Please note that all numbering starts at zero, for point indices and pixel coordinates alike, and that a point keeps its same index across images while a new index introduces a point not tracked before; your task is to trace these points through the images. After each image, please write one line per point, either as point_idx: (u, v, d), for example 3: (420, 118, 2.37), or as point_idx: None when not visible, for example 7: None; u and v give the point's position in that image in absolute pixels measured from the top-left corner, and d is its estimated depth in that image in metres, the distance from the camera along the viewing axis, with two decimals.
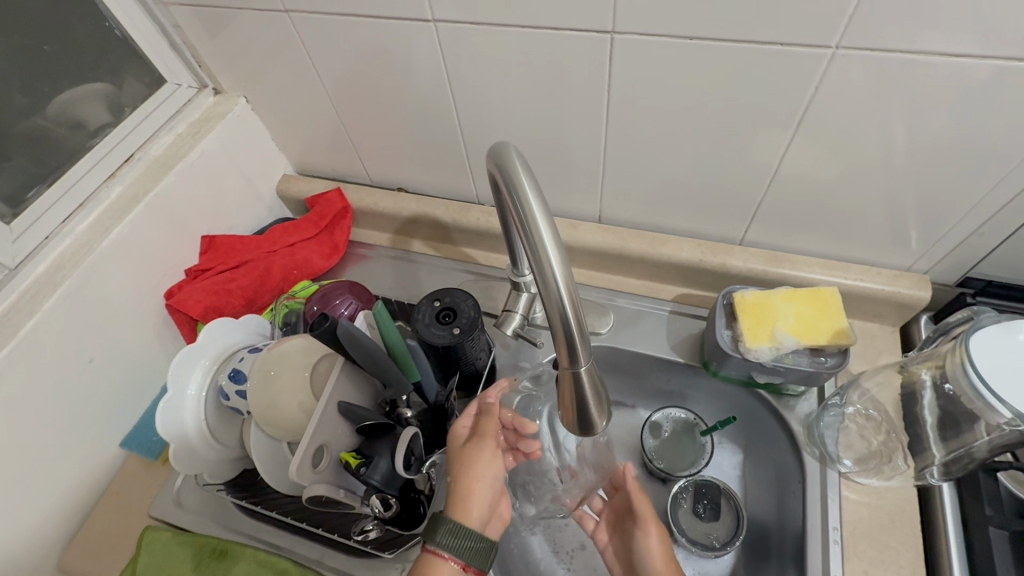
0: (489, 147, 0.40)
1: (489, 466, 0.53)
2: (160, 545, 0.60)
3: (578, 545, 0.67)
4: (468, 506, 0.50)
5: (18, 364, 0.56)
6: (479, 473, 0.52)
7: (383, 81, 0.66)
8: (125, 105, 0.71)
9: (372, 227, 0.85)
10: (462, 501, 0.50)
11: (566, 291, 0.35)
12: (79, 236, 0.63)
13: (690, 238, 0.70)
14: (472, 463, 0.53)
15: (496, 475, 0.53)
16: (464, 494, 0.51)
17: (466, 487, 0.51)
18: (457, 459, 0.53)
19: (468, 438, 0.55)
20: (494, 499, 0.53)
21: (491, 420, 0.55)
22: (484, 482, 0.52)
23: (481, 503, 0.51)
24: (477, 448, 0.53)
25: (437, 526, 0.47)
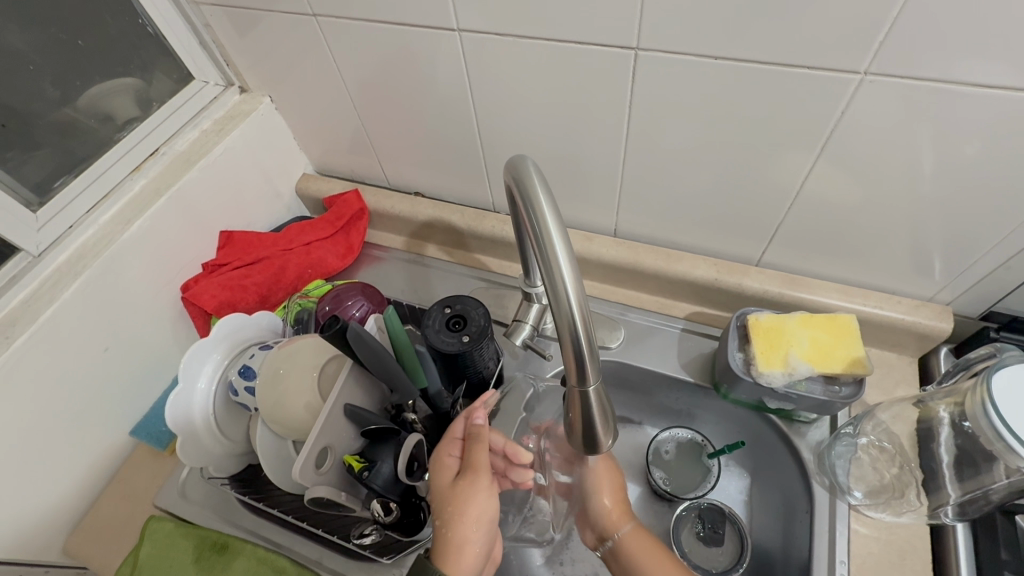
0: (507, 160, 0.40)
1: (483, 507, 0.50)
2: (163, 535, 0.61)
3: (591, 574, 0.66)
4: (463, 554, 0.49)
5: (35, 350, 0.57)
6: (472, 515, 0.50)
7: (405, 86, 0.67)
8: (153, 100, 0.73)
9: (388, 230, 0.86)
10: (455, 548, 0.49)
11: (579, 309, 0.35)
12: (101, 227, 0.64)
13: (706, 256, 0.70)
14: (462, 504, 0.50)
15: (490, 516, 0.51)
16: (458, 542, 0.49)
17: (458, 533, 0.49)
18: (448, 498, 0.51)
19: (458, 473, 0.52)
20: (489, 540, 0.51)
21: (482, 450, 0.52)
22: (478, 526, 0.50)
23: (476, 548, 0.49)
24: (470, 484, 0.51)
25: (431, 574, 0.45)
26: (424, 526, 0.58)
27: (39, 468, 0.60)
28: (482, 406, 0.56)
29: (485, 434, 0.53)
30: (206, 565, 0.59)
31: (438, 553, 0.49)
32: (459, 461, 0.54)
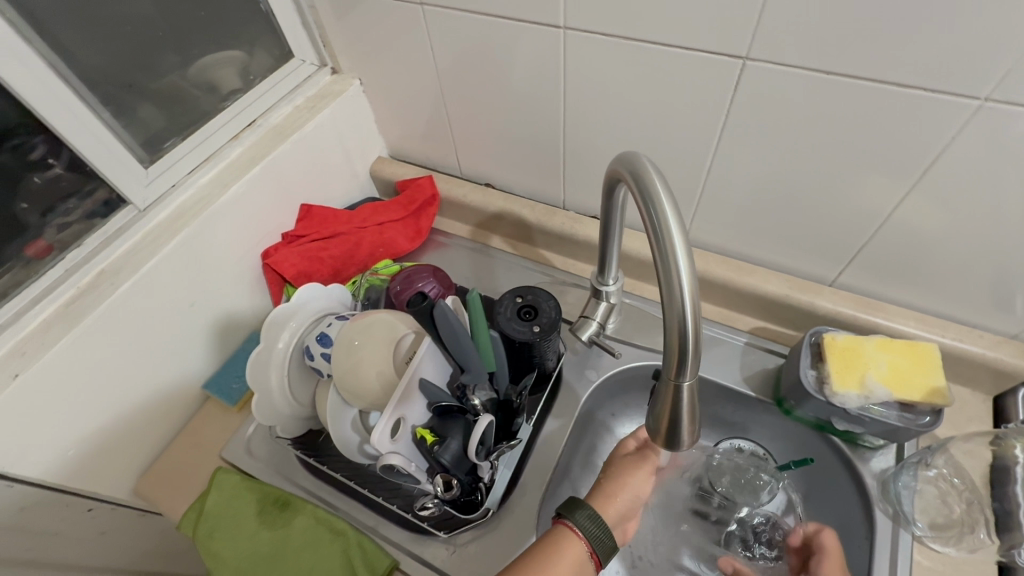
0: (621, 154, 0.41)
1: (636, 482, 0.58)
2: (229, 487, 0.64)
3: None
4: (609, 503, 0.56)
5: (135, 298, 0.61)
6: (628, 484, 0.57)
7: (496, 80, 0.68)
8: (254, 73, 0.76)
9: (455, 218, 0.88)
10: (603, 497, 0.57)
11: (690, 303, 0.36)
12: (200, 188, 0.68)
13: (778, 272, 0.69)
14: (623, 472, 0.58)
15: (638, 497, 0.58)
16: (607, 493, 0.57)
17: (610, 487, 0.57)
18: (613, 465, 0.60)
19: (631, 457, 0.60)
20: (628, 511, 0.57)
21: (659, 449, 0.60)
22: (627, 497, 0.57)
23: (618, 507, 0.56)
24: (637, 467, 0.59)
25: (577, 509, 0.51)
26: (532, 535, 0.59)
27: (124, 409, 0.64)
28: None
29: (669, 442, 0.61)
30: (268, 519, 0.62)
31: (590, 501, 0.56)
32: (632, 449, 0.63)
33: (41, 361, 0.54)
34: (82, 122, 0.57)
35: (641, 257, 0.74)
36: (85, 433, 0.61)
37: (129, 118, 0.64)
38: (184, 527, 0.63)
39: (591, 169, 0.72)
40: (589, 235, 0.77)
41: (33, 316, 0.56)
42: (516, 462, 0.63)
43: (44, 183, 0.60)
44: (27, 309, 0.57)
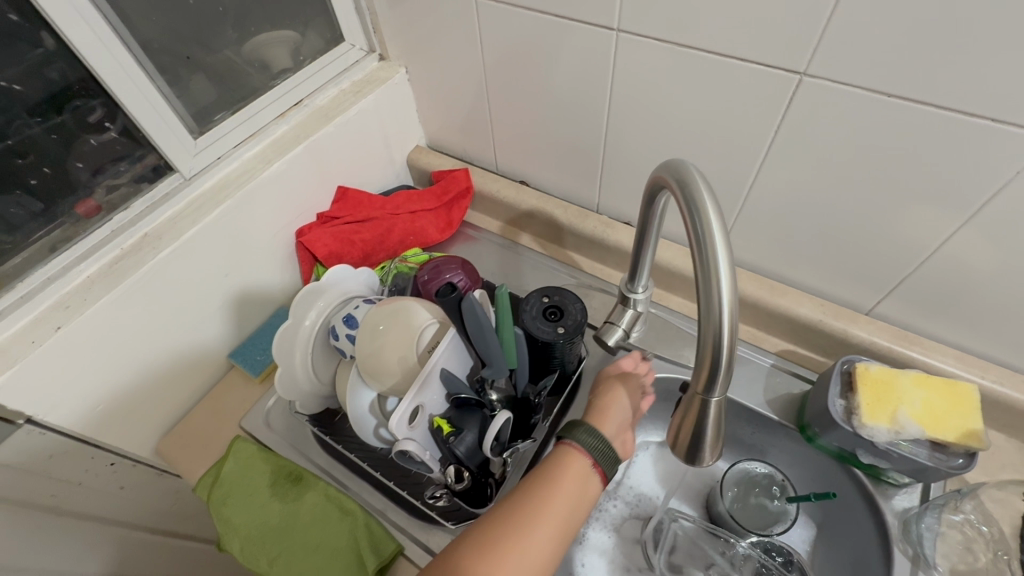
0: (668, 162, 0.40)
1: (624, 397, 0.54)
2: (245, 456, 0.66)
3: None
4: (604, 418, 0.52)
5: (174, 264, 0.62)
6: (618, 399, 0.54)
7: (543, 78, 0.68)
8: (304, 54, 0.77)
9: (487, 213, 0.88)
10: (598, 413, 0.53)
11: (728, 319, 0.35)
12: (244, 162, 0.69)
13: (812, 296, 0.68)
14: (609, 390, 0.55)
15: (632, 408, 0.55)
16: (600, 408, 0.53)
17: (600, 407, 0.53)
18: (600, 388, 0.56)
19: (613, 376, 0.57)
20: (625, 423, 0.53)
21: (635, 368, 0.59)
22: (621, 408, 0.53)
23: (615, 420, 0.52)
24: (621, 383, 0.56)
25: (575, 428, 0.50)
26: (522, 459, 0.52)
27: (152, 370, 0.66)
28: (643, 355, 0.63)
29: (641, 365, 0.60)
30: (280, 492, 0.64)
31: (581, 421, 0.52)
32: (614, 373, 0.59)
33: (82, 316, 0.56)
34: (140, 89, 0.59)
35: (672, 268, 0.73)
36: (114, 390, 0.63)
37: (183, 88, 0.66)
38: (200, 491, 0.65)
39: (629, 175, 0.71)
40: (620, 241, 0.76)
41: (78, 272, 0.58)
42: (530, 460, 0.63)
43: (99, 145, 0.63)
44: (72, 264, 0.58)
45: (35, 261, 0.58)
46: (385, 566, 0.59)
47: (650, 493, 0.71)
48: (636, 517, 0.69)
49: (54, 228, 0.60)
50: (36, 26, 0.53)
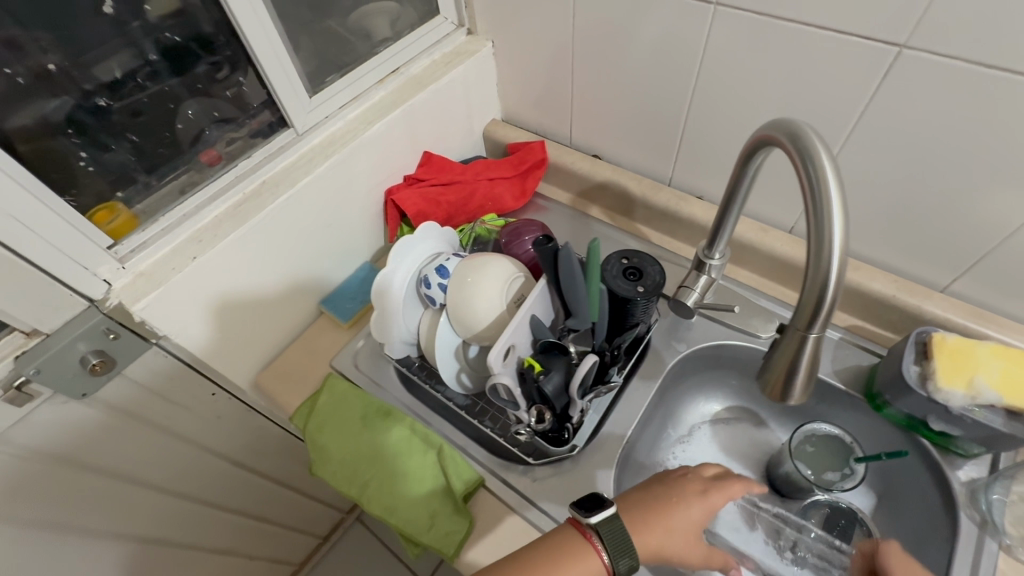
0: (781, 120, 0.43)
1: (683, 519, 0.52)
2: (338, 391, 0.72)
3: None
4: (651, 533, 0.51)
5: (288, 210, 0.68)
6: (676, 523, 0.52)
7: (632, 53, 0.71)
8: (402, 24, 0.82)
9: (557, 185, 0.92)
10: (653, 521, 0.52)
11: (837, 260, 0.38)
12: (348, 122, 0.74)
13: (885, 272, 0.69)
14: (677, 507, 0.53)
15: (681, 537, 0.52)
16: (661, 522, 0.52)
17: (661, 519, 0.52)
18: (669, 499, 0.54)
19: (696, 496, 0.54)
20: (664, 548, 0.51)
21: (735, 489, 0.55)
22: (670, 531, 0.52)
23: (660, 538, 0.51)
24: (690, 507, 0.53)
25: (624, 554, 0.48)
26: (599, 506, 0.50)
27: (258, 308, 0.72)
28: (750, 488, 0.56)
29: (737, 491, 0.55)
30: (370, 423, 0.69)
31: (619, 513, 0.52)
32: (702, 488, 0.55)
33: (212, 247, 0.62)
34: (271, 47, 0.64)
35: (744, 241, 0.75)
36: (228, 321, 0.69)
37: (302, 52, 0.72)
38: (297, 420, 0.72)
39: (708, 150, 0.74)
40: (692, 213, 0.79)
41: (208, 211, 0.65)
42: (604, 409, 0.67)
43: (228, 98, 0.69)
44: (204, 204, 0.65)
45: (167, 201, 0.64)
46: (468, 495, 0.64)
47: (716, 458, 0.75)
48: None
49: (181, 174, 0.66)
50: None
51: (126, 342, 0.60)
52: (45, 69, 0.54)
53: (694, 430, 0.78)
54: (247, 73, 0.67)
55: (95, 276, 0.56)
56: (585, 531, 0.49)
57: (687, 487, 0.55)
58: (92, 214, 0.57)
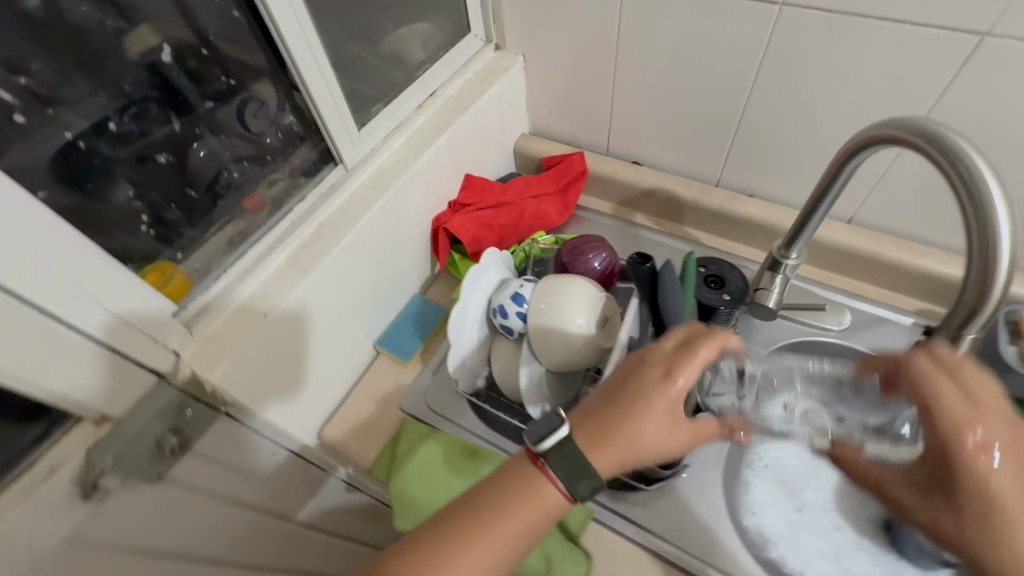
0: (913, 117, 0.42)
1: (648, 415, 0.43)
2: (417, 436, 0.68)
3: (833, 527, 0.70)
4: (608, 446, 0.42)
5: (350, 252, 0.64)
6: (640, 424, 0.43)
7: (680, 57, 0.70)
8: (432, 44, 0.79)
9: (598, 195, 0.90)
10: (604, 431, 0.43)
11: (1001, 270, 0.39)
12: (394, 152, 0.71)
13: (950, 254, 0.70)
14: (639, 404, 0.43)
15: (652, 436, 0.43)
16: (616, 431, 0.43)
17: (618, 426, 0.43)
18: (626, 398, 0.44)
19: (655, 382, 0.44)
20: (632, 453, 0.43)
21: (701, 355, 0.44)
22: (639, 434, 0.43)
23: (617, 449, 0.42)
24: (653, 400, 0.43)
25: (579, 475, 0.42)
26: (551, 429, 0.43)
27: (320, 358, 0.68)
28: (717, 344, 0.45)
29: (705, 354, 0.44)
30: (457, 466, 0.66)
31: (570, 431, 0.43)
32: (664, 368, 0.45)
33: (283, 301, 0.58)
34: (318, 80, 0.59)
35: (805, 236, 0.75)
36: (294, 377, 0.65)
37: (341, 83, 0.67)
38: (377, 471, 0.69)
39: (762, 148, 0.73)
40: (747, 212, 0.78)
41: (268, 262, 0.60)
42: None
43: (249, 134, 0.67)
44: (263, 255, 0.60)
45: (220, 255, 0.60)
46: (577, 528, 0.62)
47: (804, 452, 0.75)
48: (783, 482, 0.73)
49: (227, 223, 0.62)
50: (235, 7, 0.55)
51: (199, 414, 0.55)
52: (110, 128, 0.57)
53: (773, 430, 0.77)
54: (264, 92, 0.65)
55: (165, 348, 0.51)
56: (537, 462, 0.43)
57: (647, 373, 0.45)
58: (144, 277, 0.52)
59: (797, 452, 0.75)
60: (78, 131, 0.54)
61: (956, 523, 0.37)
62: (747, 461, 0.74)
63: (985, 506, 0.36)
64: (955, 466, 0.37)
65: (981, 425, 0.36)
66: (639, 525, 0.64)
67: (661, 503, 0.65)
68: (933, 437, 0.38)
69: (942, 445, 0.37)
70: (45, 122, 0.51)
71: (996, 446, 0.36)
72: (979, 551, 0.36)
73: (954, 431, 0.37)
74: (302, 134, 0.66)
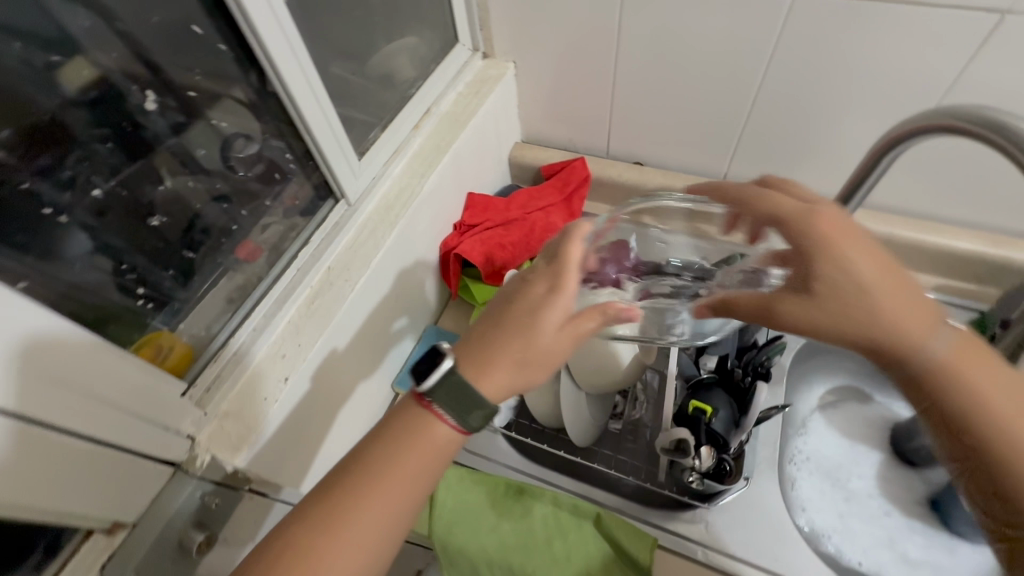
0: (968, 112, 0.41)
1: (523, 325, 0.40)
2: (456, 481, 0.63)
3: (882, 512, 0.70)
4: (488, 364, 0.39)
5: (366, 295, 0.59)
6: (516, 335, 0.40)
7: (683, 52, 0.67)
8: (419, 58, 0.73)
9: (602, 200, 0.87)
10: (484, 352, 0.40)
11: None
12: (396, 179, 0.65)
13: (965, 228, 0.70)
14: (515, 318, 0.40)
15: (532, 345, 0.40)
16: (491, 348, 0.40)
17: (495, 342, 0.40)
18: (502, 315, 0.41)
19: (531, 295, 0.41)
20: (523, 364, 0.39)
21: (570, 256, 0.42)
22: (516, 347, 0.39)
23: (496, 364, 0.39)
24: (529, 312, 0.40)
25: (467, 409, 0.39)
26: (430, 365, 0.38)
27: (346, 411, 0.62)
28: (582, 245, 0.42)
29: (573, 253, 0.42)
30: (505, 508, 0.62)
31: (456, 364, 0.39)
32: (537, 277, 0.42)
33: (302, 359, 0.52)
34: (311, 110, 0.53)
35: None
36: (318, 437, 0.58)
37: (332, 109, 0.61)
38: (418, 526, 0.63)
39: (772, 139, 0.72)
40: None
41: (279, 318, 0.54)
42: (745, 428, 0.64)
43: (208, 170, 0.56)
44: (273, 311, 0.54)
45: (219, 314, 0.53)
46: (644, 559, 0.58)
47: (847, 445, 0.75)
48: (828, 474, 0.73)
49: (221, 278, 0.55)
50: (211, 36, 0.49)
51: (224, 500, 0.48)
52: (94, 198, 0.45)
53: (809, 423, 0.77)
54: (220, 119, 0.56)
55: (179, 435, 0.45)
56: (423, 402, 0.39)
57: (525, 291, 0.42)
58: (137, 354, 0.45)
59: (839, 445, 0.75)
60: (60, 210, 0.43)
61: (831, 311, 0.36)
62: (789, 456, 0.73)
63: (853, 281, 0.36)
64: (811, 245, 0.37)
65: (823, 215, 0.38)
66: (706, 544, 0.60)
67: (723, 517, 0.61)
68: (796, 244, 0.38)
69: (801, 244, 0.38)
70: (16, 202, 0.39)
71: (840, 224, 0.37)
72: (873, 330, 0.35)
73: (807, 218, 0.38)
74: (292, 170, 0.59)
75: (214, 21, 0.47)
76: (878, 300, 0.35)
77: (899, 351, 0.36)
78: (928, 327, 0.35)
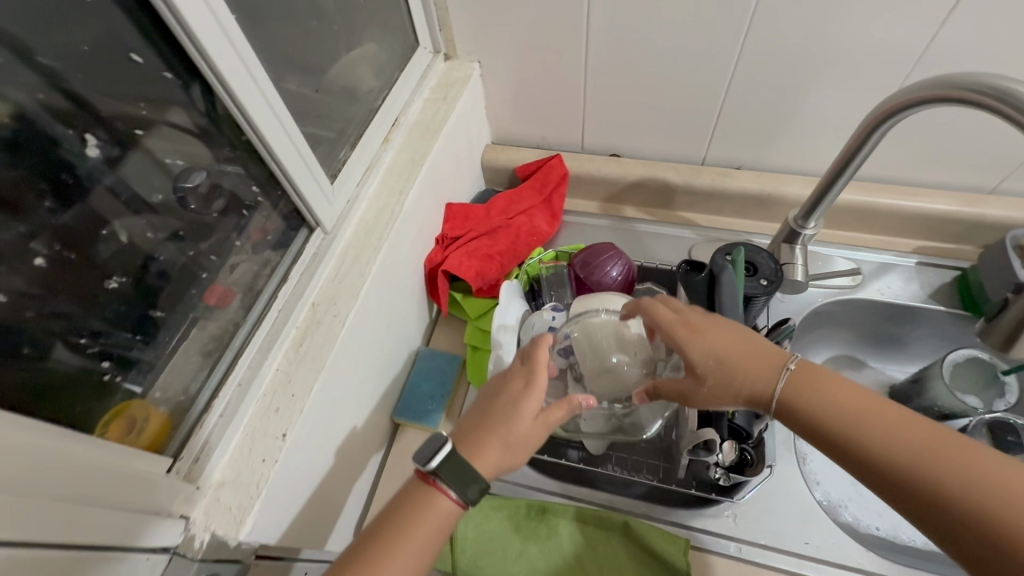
0: (966, 79, 0.40)
1: (506, 407, 0.43)
2: (475, 509, 0.60)
3: None
4: (476, 450, 0.41)
5: (358, 328, 0.55)
6: (499, 420, 0.43)
7: (653, 40, 0.66)
8: (378, 65, 0.69)
9: (581, 196, 0.85)
10: (467, 441, 0.42)
11: None
12: (372, 199, 0.61)
13: (938, 190, 0.72)
14: (500, 403, 0.44)
15: (512, 427, 0.42)
16: (476, 435, 0.42)
17: (478, 431, 0.43)
18: (479, 411, 0.44)
19: (510, 382, 0.45)
20: (506, 447, 0.42)
21: (541, 349, 0.46)
22: (502, 428, 0.42)
23: (484, 449, 0.41)
24: (510, 397, 0.44)
25: (467, 483, 0.40)
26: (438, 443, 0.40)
27: (347, 454, 0.57)
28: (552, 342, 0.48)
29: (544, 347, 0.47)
30: (529, 532, 0.59)
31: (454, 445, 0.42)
32: (514, 369, 0.46)
33: (298, 410, 0.48)
34: (274, 134, 0.48)
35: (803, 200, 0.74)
36: (323, 488, 0.53)
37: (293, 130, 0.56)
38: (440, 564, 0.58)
39: (748, 119, 0.71)
40: (743, 185, 0.75)
41: (267, 367, 0.49)
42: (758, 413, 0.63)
43: (156, 207, 0.48)
44: (258, 359, 0.49)
45: (194, 371, 0.48)
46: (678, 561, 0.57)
47: None
48: None
49: (192, 330, 0.49)
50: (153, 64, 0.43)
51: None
52: (37, 266, 0.39)
53: None
54: (163, 151, 0.48)
55: (170, 517, 0.40)
56: (429, 480, 0.40)
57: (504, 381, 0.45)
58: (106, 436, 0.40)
59: None
60: None
61: (715, 387, 0.46)
62: None
63: (723, 362, 0.45)
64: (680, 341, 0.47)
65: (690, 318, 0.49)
66: (736, 538, 0.59)
67: (748, 507, 0.61)
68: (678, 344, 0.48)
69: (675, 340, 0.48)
70: None
71: (695, 320, 0.48)
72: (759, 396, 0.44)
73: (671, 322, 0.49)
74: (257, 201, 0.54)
75: (157, 47, 0.42)
76: (743, 371, 0.45)
77: (770, 406, 0.44)
78: (778, 380, 0.43)
